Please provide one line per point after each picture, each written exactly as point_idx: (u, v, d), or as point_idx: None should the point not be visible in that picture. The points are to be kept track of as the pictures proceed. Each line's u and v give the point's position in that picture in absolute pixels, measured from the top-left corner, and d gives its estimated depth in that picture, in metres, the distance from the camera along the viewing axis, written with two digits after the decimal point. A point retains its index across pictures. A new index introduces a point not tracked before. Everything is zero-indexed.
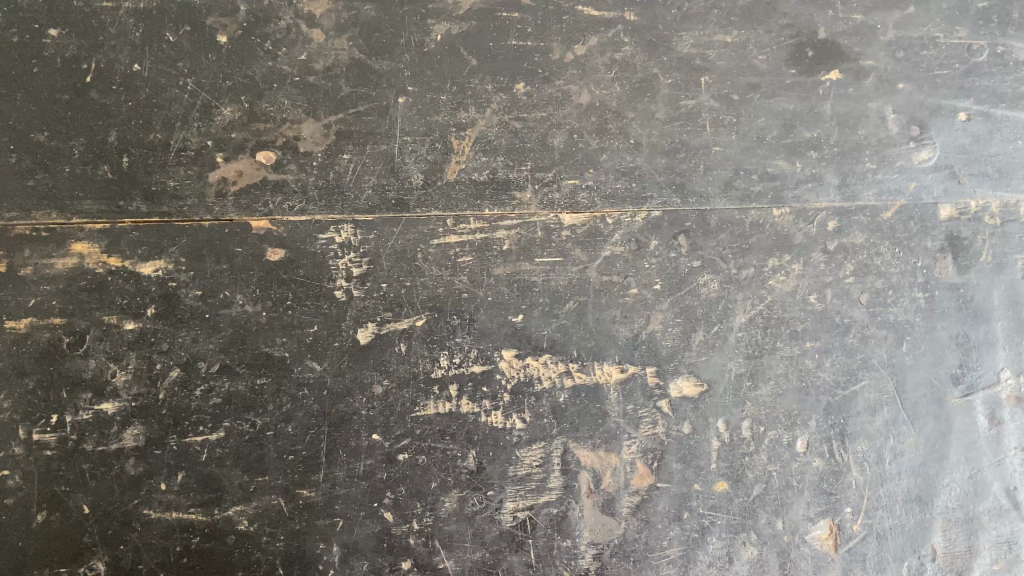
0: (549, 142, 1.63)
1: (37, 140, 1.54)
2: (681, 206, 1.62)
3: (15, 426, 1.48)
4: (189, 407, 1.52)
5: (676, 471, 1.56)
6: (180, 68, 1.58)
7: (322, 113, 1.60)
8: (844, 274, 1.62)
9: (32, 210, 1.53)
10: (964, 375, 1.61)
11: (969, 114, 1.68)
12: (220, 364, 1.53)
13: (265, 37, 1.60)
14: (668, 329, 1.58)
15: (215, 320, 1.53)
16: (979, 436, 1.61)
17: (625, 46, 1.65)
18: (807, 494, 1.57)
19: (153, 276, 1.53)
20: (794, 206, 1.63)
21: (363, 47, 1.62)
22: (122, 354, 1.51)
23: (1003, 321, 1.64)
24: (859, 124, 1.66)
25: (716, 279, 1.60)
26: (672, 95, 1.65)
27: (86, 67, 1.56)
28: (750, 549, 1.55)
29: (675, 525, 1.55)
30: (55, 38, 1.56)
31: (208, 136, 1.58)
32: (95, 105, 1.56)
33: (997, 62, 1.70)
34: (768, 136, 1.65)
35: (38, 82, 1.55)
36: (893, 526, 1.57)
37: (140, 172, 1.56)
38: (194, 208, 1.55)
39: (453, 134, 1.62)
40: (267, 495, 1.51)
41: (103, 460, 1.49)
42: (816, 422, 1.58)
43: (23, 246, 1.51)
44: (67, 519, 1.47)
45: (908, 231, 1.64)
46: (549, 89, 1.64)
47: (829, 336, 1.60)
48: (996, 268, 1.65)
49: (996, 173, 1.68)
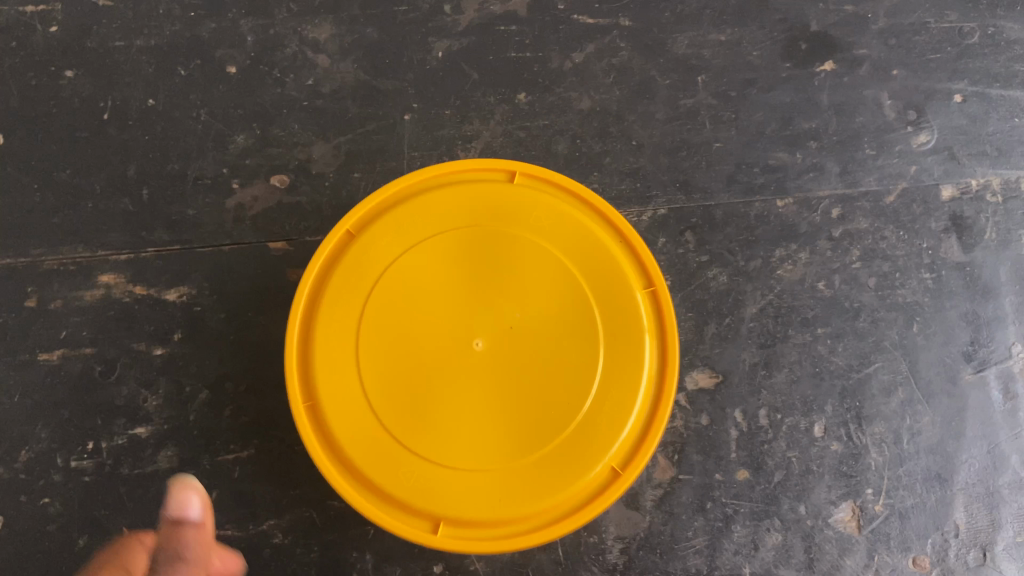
0: (553, 148, 1.67)
1: (60, 177, 1.64)
2: (686, 203, 1.65)
3: (53, 454, 1.54)
4: (220, 427, 1.55)
5: (697, 461, 1.54)
6: (192, 99, 1.68)
7: (332, 135, 1.67)
8: (850, 259, 1.64)
9: (58, 246, 1.61)
10: (976, 351, 1.61)
11: (964, 96, 1.71)
12: (247, 383, 1.56)
13: (273, 64, 1.70)
14: (681, 324, 1.59)
15: (239, 341, 1.58)
16: (994, 411, 1.59)
17: (622, 51, 1.72)
18: (827, 477, 1.56)
19: (177, 301, 1.59)
20: (797, 195, 1.66)
21: (367, 69, 1.70)
22: (153, 379, 1.57)
23: (1011, 296, 1.64)
24: (856, 112, 1.70)
25: (725, 272, 1.62)
26: (671, 95, 1.70)
27: (104, 104, 1.67)
28: (774, 535, 1.53)
29: (699, 516, 1.52)
30: (71, 79, 1.68)
31: (223, 164, 1.66)
32: (113, 140, 1.66)
33: (988, 43, 1.74)
34: (767, 130, 1.69)
35: (58, 122, 1.66)
36: (915, 505, 1.55)
37: (160, 203, 1.64)
38: (213, 235, 1.62)
39: (459, 146, 1.67)
40: (287, 535, 1.51)
41: (141, 482, 1.53)
42: (831, 406, 1.58)
43: (53, 282, 1.60)
44: (108, 542, 1.51)
45: (911, 213, 1.66)
46: (551, 97, 1.69)
47: (839, 321, 1.61)
48: (1001, 245, 1.66)
49: (995, 152, 1.70)
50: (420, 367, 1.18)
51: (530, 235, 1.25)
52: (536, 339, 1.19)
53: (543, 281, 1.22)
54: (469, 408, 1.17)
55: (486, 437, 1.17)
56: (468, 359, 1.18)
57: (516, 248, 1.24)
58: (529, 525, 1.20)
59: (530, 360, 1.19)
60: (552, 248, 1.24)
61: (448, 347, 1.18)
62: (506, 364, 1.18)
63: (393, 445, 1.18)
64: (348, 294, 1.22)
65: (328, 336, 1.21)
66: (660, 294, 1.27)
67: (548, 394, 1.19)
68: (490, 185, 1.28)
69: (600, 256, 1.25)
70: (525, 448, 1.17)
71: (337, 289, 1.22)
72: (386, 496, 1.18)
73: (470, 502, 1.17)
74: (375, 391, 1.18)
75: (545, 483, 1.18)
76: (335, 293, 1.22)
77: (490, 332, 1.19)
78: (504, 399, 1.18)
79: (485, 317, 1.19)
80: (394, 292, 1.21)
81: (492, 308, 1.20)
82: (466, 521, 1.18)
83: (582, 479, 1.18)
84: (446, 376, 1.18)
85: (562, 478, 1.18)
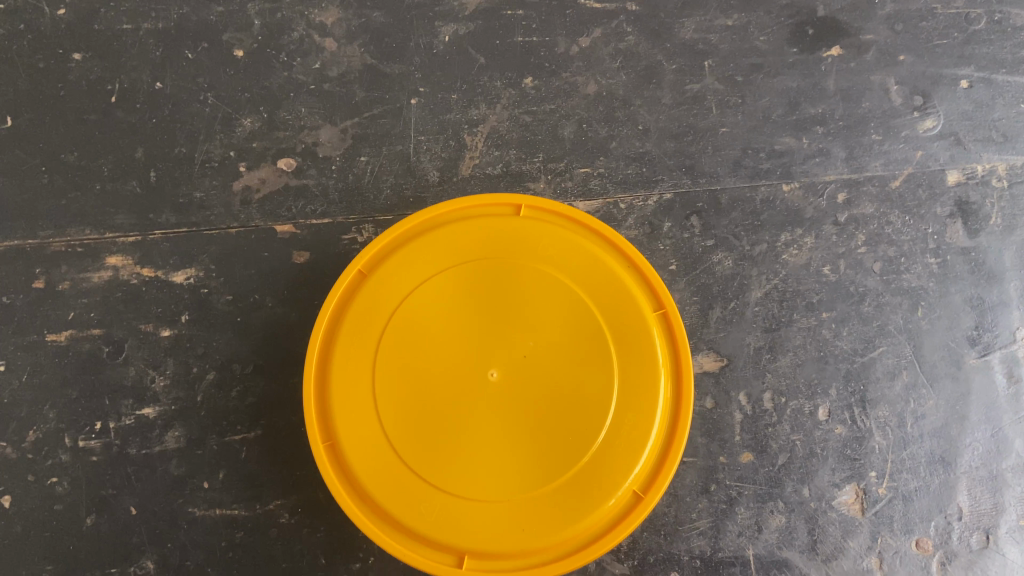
0: (560, 133, 1.67)
1: (68, 160, 1.65)
2: (692, 187, 1.65)
3: (61, 434, 1.55)
4: (227, 408, 1.56)
5: (701, 444, 1.55)
6: (200, 82, 1.69)
7: (338, 119, 1.68)
8: (856, 244, 1.64)
9: (66, 228, 1.62)
10: (980, 336, 1.61)
11: (970, 81, 1.71)
12: (254, 365, 1.57)
13: (280, 47, 1.70)
14: (686, 308, 1.60)
15: (246, 323, 1.59)
16: (998, 395, 1.60)
17: (628, 36, 1.72)
18: (831, 460, 1.56)
19: (184, 284, 1.60)
20: (803, 180, 1.66)
21: (374, 53, 1.71)
22: (160, 361, 1.58)
23: (1016, 281, 1.64)
24: (863, 97, 1.70)
25: (730, 256, 1.62)
26: (677, 80, 1.70)
27: (112, 87, 1.68)
28: (778, 517, 1.54)
29: (703, 498, 1.53)
30: (79, 62, 1.69)
31: (230, 147, 1.66)
32: (120, 123, 1.67)
33: (994, 29, 1.74)
34: (773, 115, 1.69)
35: (66, 104, 1.67)
36: (918, 488, 1.56)
37: (168, 185, 1.64)
38: (220, 217, 1.63)
39: (466, 131, 1.68)
40: (293, 516, 1.52)
41: (148, 462, 1.54)
42: (835, 389, 1.59)
43: (60, 263, 1.61)
44: (116, 521, 1.52)
45: (917, 198, 1.66)
46: (557, 82, 1.70)
47: (844, 305, 1.62)
48: (1005, 230, 1.66)
49: (1001, 137, 1.70)
50: (438, 399, 1.21)
51: (541, 259, 1.27)
52: (552, 368, 1.21)
53: (557, 309, 1.24)
54: (488, 438, 1.20)
55: (505, 467, 1.19)
56: (483, 389, 1.20)
57: (528, 278, 1.26)
58: (551, 553, 1.22)
59: (545, 385, 1.21)
60: (567, 279, 1.26)
61: (464, 378, 1.21)
62: (522, 389, 1.21)
63: (414, 477, 1.20)
64: (363, 325, 1.26)
65: (349, 370, 1.24)
66: (670, 316, 1.30)
67: (565, 416, 1.21)
68: (501, 226, 1.31)
69: (610, 273, 1.28)
70: (542, 477, 1.19)
71: (353, 321, 1.26)
72: (411, 529, 1.21)
73: (491, 533, 1.19)
74: (391, 423, 1.21)
75: (563, 512, 1.20)
76: (351, 324, 1.26)
77: (506, 362, 1.21)
78: (520, 427, 1.20)
79: (500, 344, 1.22)
80: (408, 327, 1.24)
81: (507, 336, 1.22)
82: (489, 554, 1.21)
83: (600, 508, 1.20)
84: (463, 404, 1.20)
85: (580, 506, 1.20)
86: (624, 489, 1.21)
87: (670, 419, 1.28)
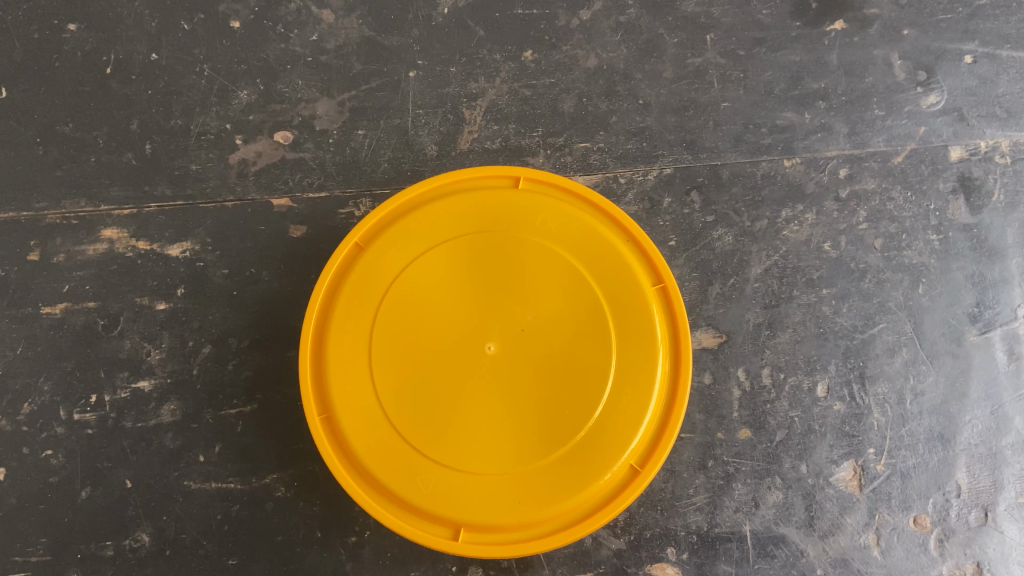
0: (559, 107, 1.66)
1: (63, 132, 1.64)
2: (693, 162, 1.63)
3: (56, 406, 1.54)
4: (223, 382, 1.55)
5: (699, 420, 1.54)
6: (196, 54, 1.67)
7: (336, 91, 1.66)
8: (857, 221, 1.63)
9: (61, 200, 1.61)
10: (981, 313, 1.60)
11: (975, 57, 1.69)
12: (249, 339, 1.56)
13: (277, 19, 1.68)
14: (685, 284, 1.58)
15: (242, 297, 1.57)
16: (998, 372, 1.59)
17: (629, 9, 1.70)
18: (829, 437, 1.56)
19: (180, 257, 1.59)
20: (805, 156, 1.65)
21: (372, 24, 1.69)
22: (156, 334, 1.57)
23: (1018, 258, 1.63)
24: (866, 72, 1.68)
25: (730, 232, 1.61)
26: (678, 54, 1.69)
27: (107, 59, 1.66)
28: (775, 493, 1.53)
29: (700, 474, 1.53)
30: (74, 33, 1.67)
31: (226, 119, 1.65)
32: (116, 95, 1.65)
33: (999, 3, 1.72)
34: (775, 89, 1.67)
35: (60, 76, 1.65)
36: (917, 465, 1.55)
37: (163, 158, 1.63)
38: (216, 190, 1.61)
39: (464, 105, 1.66)
40: (289, 489, 1.51)
41: (143, 436, 1.53)
42: (834, 365, 1.58)
43: (55, 235, 1.59)
44: (111, 494, 1.51)
45: (919, 173, 1.65)
46: (557, 55, 1.68)
47: (844, 282, 1.61)
48: (1008, 207, 1.65)
49: (1005, 113, 1.68)
50: (434, 373, 1.20)
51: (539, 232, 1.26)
52: (550, 342, 1.20)
53: (555, 283, 1.23)
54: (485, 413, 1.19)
55: (501, 440, 1.19)
56: (479, 363, 1.19)
57: (525, 250, 1.25)
58: (547, 528, 1.21)
59: (541, 360, 1.20)
60: (565, 253, 1.25)
61: (460, 351, 1.20)
62: (518, 363, 1.19)
63: (410, 451, 1.19)
64: (358, 299, 1.24)
65: (345, 344, 1.23)
66: (670, 291, 1.29)
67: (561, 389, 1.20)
68: (498, 199, 1.29)
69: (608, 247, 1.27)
70: (539, 450, 1.19)
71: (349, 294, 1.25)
72: (408, 503, 1.20)
73: (486, 507, 1.18)
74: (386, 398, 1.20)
75: (559, 486, 1.19)
76: (346, 298, 1.25)
77: (504, 335, 1.20)
78: (517, 401, 1.19)
79: (497, 318, 1.21)
80: (404, 302, 1.23)
81: (504, 309, 1.21)
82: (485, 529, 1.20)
83: (596, 483, 1.19)
84: (459, 378, 1.19)
85: (576, 480, 1.19)
86: (620, 465, 1.21)
87: (668, 395, 1.27)
